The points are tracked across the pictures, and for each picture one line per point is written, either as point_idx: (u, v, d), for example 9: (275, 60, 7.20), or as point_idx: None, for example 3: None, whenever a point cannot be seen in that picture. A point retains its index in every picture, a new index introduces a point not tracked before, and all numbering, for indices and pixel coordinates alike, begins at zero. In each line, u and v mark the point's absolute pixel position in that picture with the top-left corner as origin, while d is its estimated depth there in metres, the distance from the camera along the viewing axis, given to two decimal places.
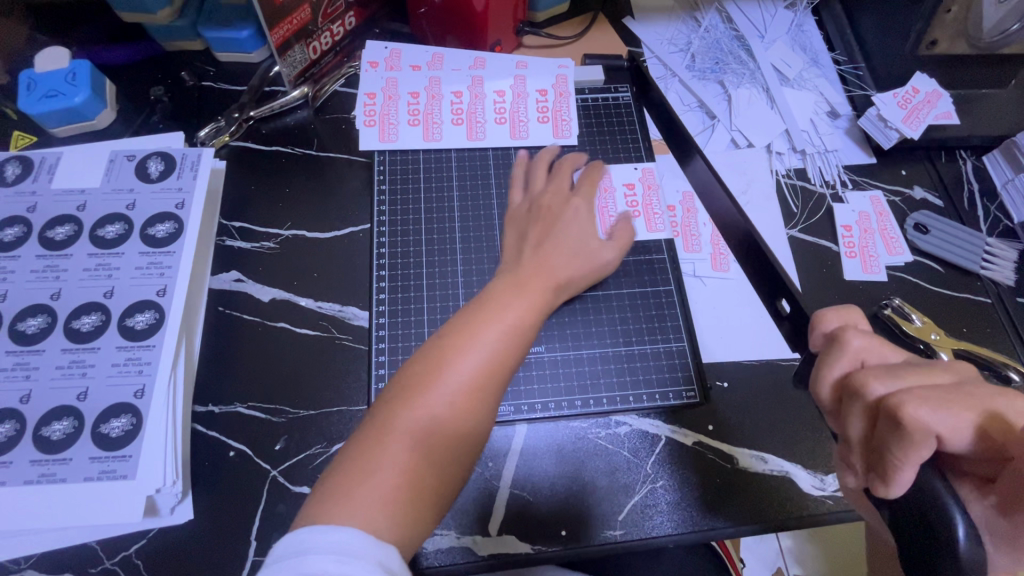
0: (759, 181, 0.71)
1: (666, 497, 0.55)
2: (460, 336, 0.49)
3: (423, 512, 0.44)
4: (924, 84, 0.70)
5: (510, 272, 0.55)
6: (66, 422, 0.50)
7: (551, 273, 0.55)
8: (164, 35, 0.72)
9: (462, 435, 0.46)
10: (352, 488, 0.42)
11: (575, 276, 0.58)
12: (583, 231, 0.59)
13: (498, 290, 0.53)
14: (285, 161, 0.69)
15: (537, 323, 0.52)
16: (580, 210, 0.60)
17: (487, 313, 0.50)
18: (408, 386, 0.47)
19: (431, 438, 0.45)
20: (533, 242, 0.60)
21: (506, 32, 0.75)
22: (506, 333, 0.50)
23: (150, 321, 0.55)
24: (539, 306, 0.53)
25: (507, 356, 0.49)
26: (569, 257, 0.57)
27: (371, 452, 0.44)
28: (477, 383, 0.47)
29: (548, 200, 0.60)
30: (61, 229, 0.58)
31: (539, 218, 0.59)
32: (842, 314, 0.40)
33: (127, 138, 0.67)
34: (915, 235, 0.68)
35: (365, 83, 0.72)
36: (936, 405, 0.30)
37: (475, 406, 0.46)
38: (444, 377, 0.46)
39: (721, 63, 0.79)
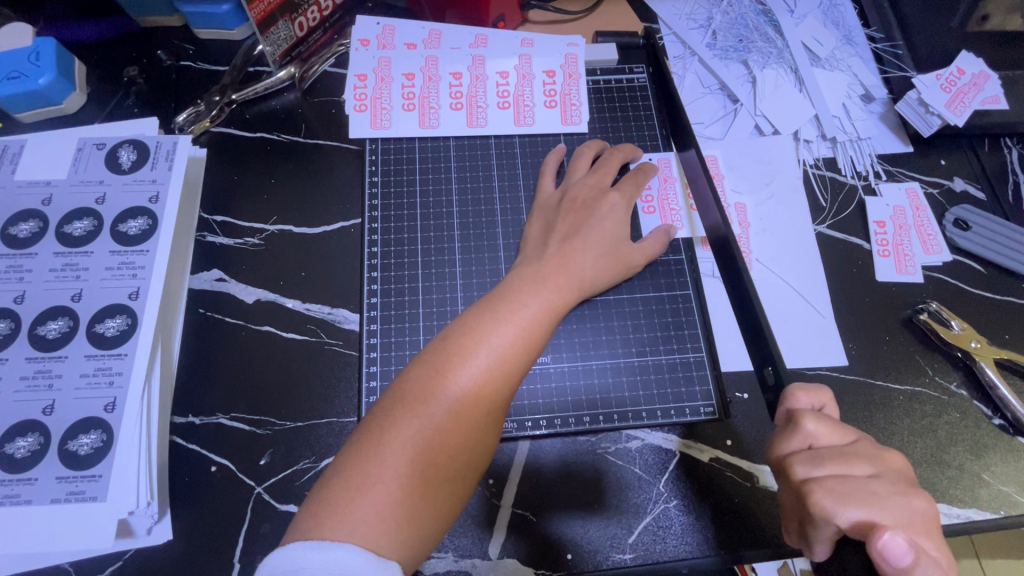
0: (785, 171, 0.65)
1: (681, 518, 0.51)
2: (468, 335, 0.45)
3: (424, 528, 0.39)
4: (971, 63, 0.63)
5: (527, 271, 0.51)
6: (31, 439, 0.46)
7: (575, 275, 0.52)
8: (138, 9, 0.66)
9: (468, 443, 0.42)
10: (347, 504, 0.38)
11: (601, 277, 0.54)
12: (619, 228, 0.56)
13: (511, 288, 0.49)
14: (270, 150, 0.64)
15: (553, 324, 0.49)
16: (616, 206, 0.57)
17: (497, 309, 0.47)
18: (410, 387, 0.43)
19: (435, 444, 0.41)
20: (539, 239, 0.55)
21: (511, 7, 0.69)
22: (519, 331, 0.46)
23: (122, 326, 0.50)
24: (557, 306, 0.49)
25: (520, 357, 0.45)
26: (597, 257, 0.54)
27: (372, 461, 0.39)
28: (485, 384, 0.43)
29: (583, 192, 0.57)
30: (25, 225, 0.53)
31: (574, 210, 0.56)
32: (813, 393, 0.41)
33: (98, 124, 0.61)
34: (953, 232, 0.62)
35: (356, 63, 0.66)
36: (843, 499, 0.35)
37: (485, 411, 0.43)
38: (451, 379, 0.43)
39: (745, 41, 0.72)
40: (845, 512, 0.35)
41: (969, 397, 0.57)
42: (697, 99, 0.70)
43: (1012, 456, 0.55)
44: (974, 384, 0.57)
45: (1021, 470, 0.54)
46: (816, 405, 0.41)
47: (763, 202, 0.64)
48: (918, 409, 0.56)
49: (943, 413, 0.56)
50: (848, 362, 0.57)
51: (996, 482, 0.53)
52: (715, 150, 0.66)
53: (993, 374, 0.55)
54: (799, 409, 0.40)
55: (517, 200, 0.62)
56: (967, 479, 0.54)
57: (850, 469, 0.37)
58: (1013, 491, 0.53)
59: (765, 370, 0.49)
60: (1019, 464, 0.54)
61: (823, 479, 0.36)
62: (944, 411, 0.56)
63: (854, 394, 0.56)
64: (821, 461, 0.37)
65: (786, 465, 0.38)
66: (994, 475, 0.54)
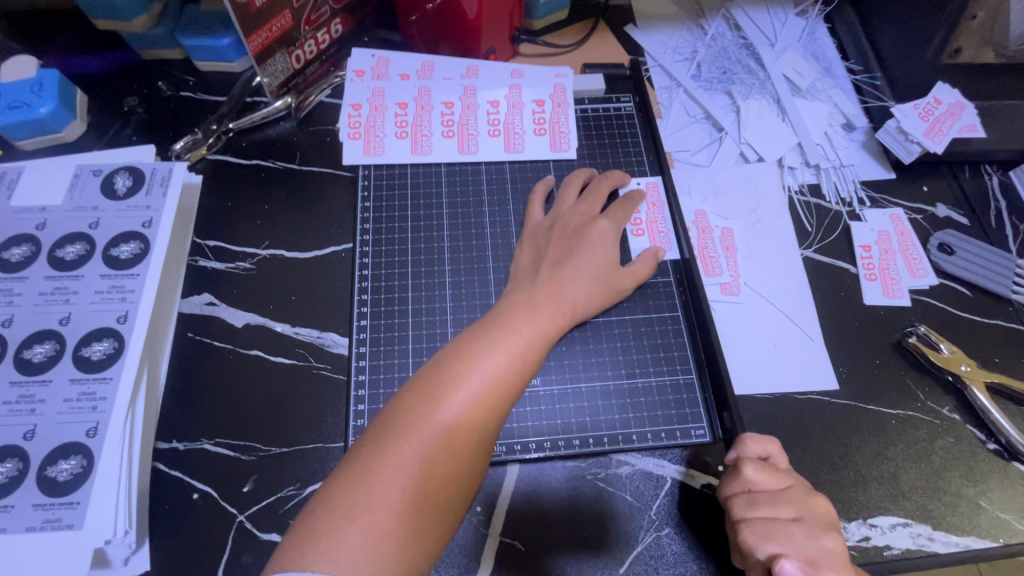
0: (770, 197, 0.67)
1: (673, 547, 0.50)
2: (462, 360, 0.45)
3: (413, 559, 0.39)
4: (947, 93, 0.65)
5: (520, 296, 0.52)
6: (10, 465, 0.45)
7: (565, 300, 0.52)
8: (143, 43, 0.69)
9: (459, 471, 0.42)
10: (334, 533, 0.37)
11: (591, 302, 0.54)
12: (608, 253, 0.56)
13: (505, 313, 0.49)
14: (265, 176, 0.65)
15: (545, 349, 0.49)
16: (605, 231, 0.57)
17: (490, 334, 0.47)
18: (402, 413, 0.42)
19: (427, 473, 0.40)
20: (529, 264, 0.56)
21: (502, 40, 0.71)
22: (512, 358, 0.46)
23: (108, 350, 0.50)
24: (549, 331, 0.49)
25: (513, 383, 0.45)
26: (586, 282, 0.54)
27: (360, 489, 0.39)
28: (478, 410, 0.43)
29: (573, 220, 0.58)
30: (17, 250, 0.54)
31: (563, 237, 0.57)
32: (761, 443, 0.48)
33: (96, 151, 0.63)
34: (939, 256, 0.63)
35: (351, 92, 0.68)
36: (761, 537, 0.43)
37: (477, 438, 0.43)
38: (444, 405, 0.42)
39: (728, 73, 0.74)
40: (764, 547, 0.43)
41: (962, 421, 0.56)
42: (683, 128, 0.71)
43: (1009, 482, 0.54)
44: (966, 408, 0.56)
45: (1018, 496, 0.53)
46: (764, 454, 0.48)
47: (749, 227, 0.65)
48: (911, 434, 0.55)
49: (937, 438, 0.55)
50: (838, 387, 0.57)
51: (994, 509, 0.53)
52: (701, 177, 0.67)
53: (985, 398, 0.55)
54: (746, 455, 0.47)
55: (508, 225, 0.63)
56: (964, 505, 0.53)
57: (778, 512, 0.44)
58: (1011, 518, 0.52)
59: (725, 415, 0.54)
60: (1016, 490, 0.53)
61: (751, 521, 0.44)
62: (938, 435, 0.55)
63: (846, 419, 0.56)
64: (752, 505, 0.45)
65: (726, 505, 0.46)
66: (991, 501, 0.53)
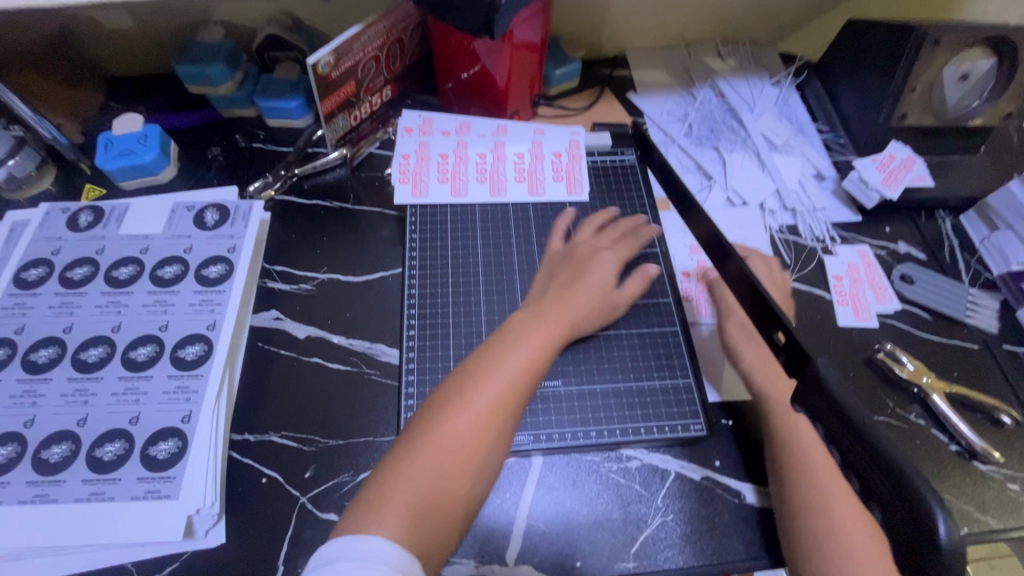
0: (754, 235, 0.78)
1: (677, 530, 0.57)
2: (485, 366, 0.53)
3: (444, 531, 0.47)
4: (900, 150, 0.78)
5: (533, 310, 0.61)
6: (118, 444, 0.54)
7: (569, 316, 0.61)
8: (224, 104, 0.83)
9: (482, 459, 0.50)
10: (379, 510, 0.45)
11: (590, 320, 0.64)
12: (606, 279, 0.66)
13: (519, 326, 0.58)
14: (324, 214, 0.77)
15: (550, 358, 0.57)
16: (607, 266, 0.67)
17: (507, 345, 0.56)
18: (436, 414, 0.51)
19: (456, 466, 0.48)
20: (542, 285, 0.66)
21: (524, 104, 0.85)
22: (524, 365, 0.54)
23: (200, 352, 0.60)
24: (555, 341, 0.58)
25: (526, 385, 0.54)
26: (588, 300, 0.64)
27: (400, 473, 0.47)
28: (499, 410, 0.51)
29: (584, 248, 0.69)
30: (124, 269, 0.65)
31: (571, 263, 0.67)
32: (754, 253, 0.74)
33: (186, 191, 0.75)
34: (901, 286, 0.74)
35: (401, 145, 0.80)
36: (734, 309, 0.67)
37: (495, 432, 0.51)
38: (470, 406, 0.51)
39: (716, 132, 0.87)
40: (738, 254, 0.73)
41: (927, 426, 0.64)
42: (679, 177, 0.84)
43: (972, 479, 0.61)
44: (930, 414, 0.65)
45: (979, 491, 0.61)
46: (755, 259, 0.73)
47: None
48: None
49: (906, 440, 0.63)
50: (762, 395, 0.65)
51: (958, 502, 0.60)
52: None
53: (944, 405, 0.64)
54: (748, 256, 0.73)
55: (531, 255, 0.74)
56: None
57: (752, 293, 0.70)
58: (974, 510, 0.60)
59: (775, 334, 0.46)
60: (977, 486, 0.61)
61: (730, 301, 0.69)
62: (907, 437, 0.64)
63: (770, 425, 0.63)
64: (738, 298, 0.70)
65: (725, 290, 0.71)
66: (955, 495, 0.60)
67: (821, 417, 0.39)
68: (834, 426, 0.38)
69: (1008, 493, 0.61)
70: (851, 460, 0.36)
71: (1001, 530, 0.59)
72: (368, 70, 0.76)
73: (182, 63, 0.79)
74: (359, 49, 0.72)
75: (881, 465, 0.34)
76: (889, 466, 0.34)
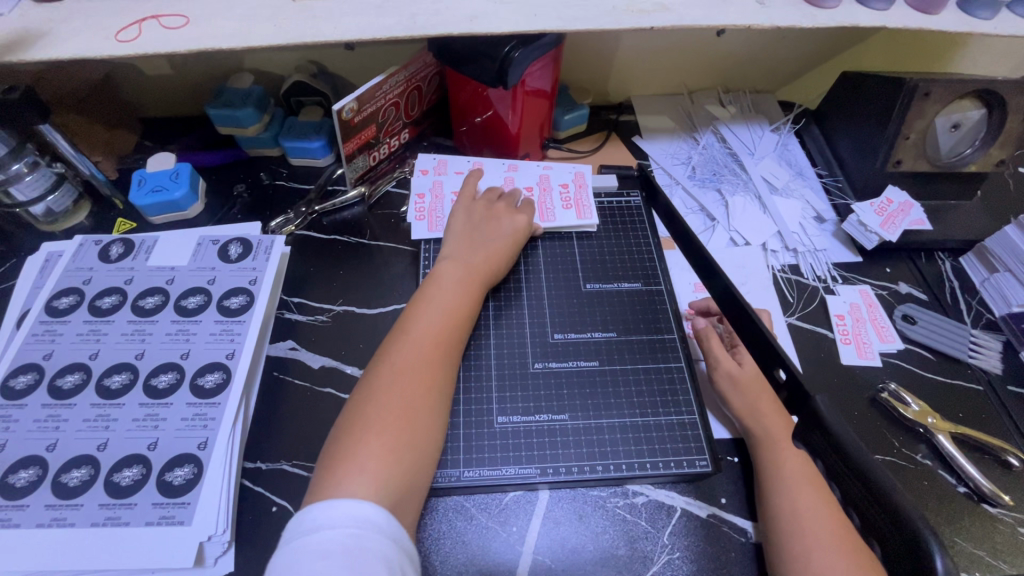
0: (757, 273, 0.80)
1: (684, 568, 0.57)
2: (409, 325, 0.61)
3: (410, 470, 0.52)
4: (896, 194, 0.81)
5: (450, 268, 0.69)
6: (136, 469, 0.56)
7: (492, 264, 0.72)
8: (251, 144, 0.88)
9: (429, 400, 0.56)
10: (344, 465, 0.50)
11: (507, 257, 0.74)
12: (520, 230, 0.76)
13: (439, 284, 0.67)
14: (341, 249, 0.80)
15: (479, 295, 0.68)
16: (521, 222, 0.77)
17: (432, 290, 0.66)
18: (384, 356, 0.59)
19: (415, 392, 0.56)
20: (462, 233, 0.74)
21: (534, 146, 0.90)
22: (453, 301, 0.65)
23: (218, 380, 0.62)
24: (482, 280, 0.70)
25: (458, 317, 0.64)
26: (502, 251, 0.73)
27: (359, 430, 0.52)
28: (437, 340, 0.61)
29: (493, 209, 0.78)
30: (150, 299, 0.68)
31: (489, 217, 0.77)
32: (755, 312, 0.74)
33: (211, 226, 0.79)
34: (903, 325, 0.75)
35: (417, 186, 0.84)
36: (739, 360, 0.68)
37: (433, 374, 0.58)
38: (404, 356, 0.58)
39: (718, 175, 0.91)
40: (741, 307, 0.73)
41: (934, 467, 0.64)
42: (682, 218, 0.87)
43: (983, 523, 0.61)
44: (937, 455, 0.65)
45: (991, 535, 0.60)
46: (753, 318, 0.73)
47: None
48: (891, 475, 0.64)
49: (913, 481, 0.63)
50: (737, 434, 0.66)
51: (970, 546, 0.59)
52: None
53: (950, 445, 0.64)
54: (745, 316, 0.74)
55: (540, 289, 0.76)
56: (945, 542, 0.59)
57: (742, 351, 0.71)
58: (986, 555, 0.59)
59: (776, 371, 0.48)
60: (988, 529, 0.60)
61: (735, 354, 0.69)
62: (914, 478, 0.64)
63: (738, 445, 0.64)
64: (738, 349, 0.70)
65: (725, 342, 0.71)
66: (966, 539, 0.60)
67: (820, 451, 0.40)
68: (833, 461, 0.39)
69: (1019, 537, 0.60)
70: (851, 496, 0.37)
71: None
72: (388, 115, 0.80)
73: (215, 106, 0.84)
74: (381, 97, 0.77)
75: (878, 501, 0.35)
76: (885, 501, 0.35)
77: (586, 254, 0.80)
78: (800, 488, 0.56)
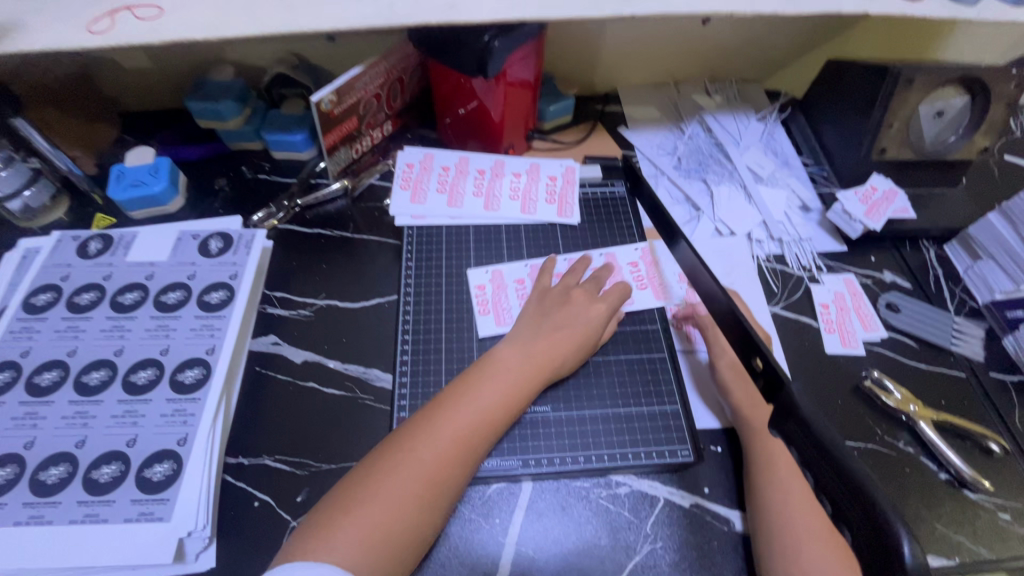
0: (742, 264, 0.80)
1: (666, 558, 0.57)
2: (453, 401, 0.57)
3: (397, 556, 0.48)
4: (882, 182, 0.81)
5: (510, 348, 0.64)
6: (114, 466, 0.55)
7: (555, 354, 0.64)
8: (232, 137, 0.87)
9: (442, 484, 0.52)
10: (333, 530, 0.48)
11: (573, 358, 0.65)
12: (594, 329, 0.67)
13: (495, 363, 0.62)
14: (324, 242, 0.80)
15: (526, 397, 0.61)
16: (598, 321, 0.67)
17: (479, 381, 0.60)
18: (402, 437, 0.54)
19: (418, 483, 0.51)
20: (533, 319, 0.67)
21: (519, 137, 0.89)
22: (495, 401, 0.58)
23: (198, 376, 0.61)
24: (532, 383, 0.61)
25: (493, 420, 0.57)
26: (573, 341, 0.65)
27: (362, 495, 0.50)
28: (464, 439, 0.55)
29: (578, 293, 0.69)
30: (129, 295, 0.67)
31: (563, 305, 0.68)
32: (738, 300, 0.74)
33: (192, 221, 0.78)
34: (887, 313, 0.75)
35: (407, 154, 0.85)
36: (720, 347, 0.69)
37: (461, 458, 0.54)
38: (435, 434, 0.54)
39: (704, 165, 0.90)
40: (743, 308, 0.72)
41: (916, 454, 0.65)
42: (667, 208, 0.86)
43: (963, 509, 0.61)
44: (919, 443, 0.65)
45: (970, 520, 0.61)
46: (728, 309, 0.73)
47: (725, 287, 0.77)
48: (871, 462, 0.64)
49: (895, 468, 0.64)
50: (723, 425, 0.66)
51: (949, 531, 0.60)
52: None
53: (932, 432, 0.64)
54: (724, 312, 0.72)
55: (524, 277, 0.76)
56: (925, 528, 0.60)
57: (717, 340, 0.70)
58: (965, 540, 0.59)
59: (753, 361, 0.47)
60: (968, 515, 0.61)
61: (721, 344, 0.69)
62: (895, 465, 0.64)
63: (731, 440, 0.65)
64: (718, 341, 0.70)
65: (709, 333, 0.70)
66: (946, 524, 0.60)
67: (795, 440, 0.40)
68: (807, 449, 0.39)
69: (999, 522, 0.61)
70: (823, 483, 0.37)
71: (994, 560, 0.59)
72: (369, 108, 0.80)
73: (194, 99, 0.83)
74: (361, 88, 0.76)
75: (849, 487, 0.35)
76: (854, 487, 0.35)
77: (570, 244, 0.80)
78: (780, 479, 0.57)
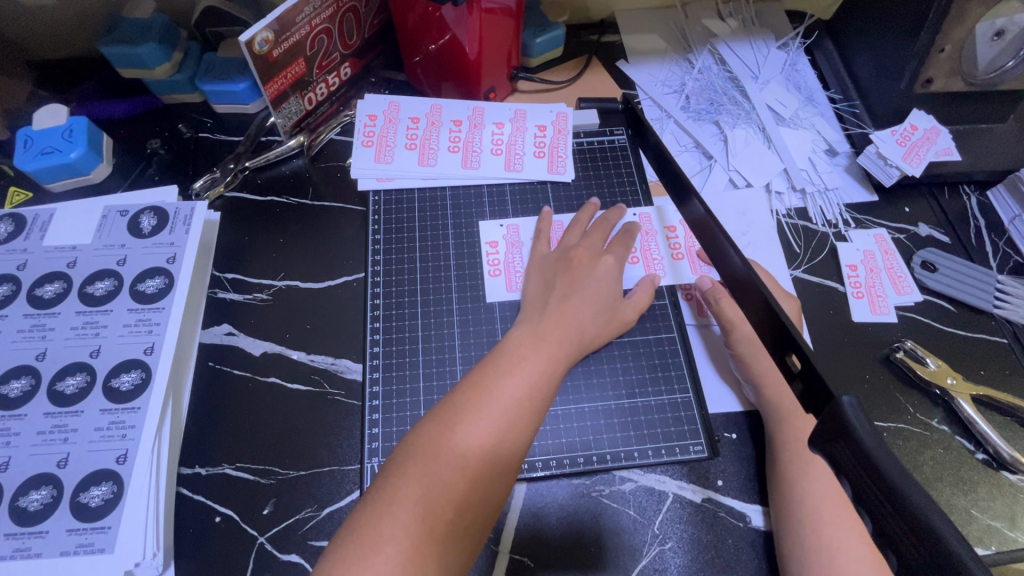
0: (760, 221, 0.70)
1: (677, 560, 0.52)
2: (474, 392, 0.47)
3: None
4: (922, 120, 0.69)
5: (527, 327, 0.54)
6: (45, 492, 0.49)
7: (577, 330, 0.55)
8: (163, 89, 0.73)
9: (477, 494, 0.43)
10: (356, 567, 0.38)
11: (598, 332, 0.57)
12: (612, 291, 0.59)
13: (514, 343, 0.52)
14: (279, 212, 0.69)
15: (555, 380, 0.51)
16: (614, 285, 0.60)
17: (498, 370, 0.49)
18: (415, 455, 0.43)
19: (449, 498, 0.41)
20: (538, 296, 0.58)
21: (501, 78, 0.75)
22: (521, 392, 0.48)
23: (136, 381, 0.54)
24: (557, 364, 0.52)
25: (527, 414, 0.47)
26: (595, 314, 0.57)
27: (383, 521, 0.40)
28: (493, 446, 0.44)
29: (580, 253, 0.61)
30: (49, 287, 0.57)
31: (569, 270, 0.59)
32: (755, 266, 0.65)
33: (121, 193, 0.67)
34: (922, 273, 0.66)
35: (368, 105, 0.73)
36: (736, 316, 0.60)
37: (495, 461, 0.44)
38: (460, 434, 0.44)
39: (716, 104, 0.78)
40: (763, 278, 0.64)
41: (952, 433, 0.58)
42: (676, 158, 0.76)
43: (1000, 492, 0.56)
44: (955, 420, 0.59)
45: (1007, 504, 0.55)
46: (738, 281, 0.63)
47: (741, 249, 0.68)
48: (902, 444, 0.57)
49: (927, 449, 0.57)
50: (743, 409, 0.59)
51: (985, 517, 0.55)
52: None
53: (971, 409, 0.57)
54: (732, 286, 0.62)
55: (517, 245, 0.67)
56: (958, 515, 0.55)
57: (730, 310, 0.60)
58: (1002, 526, 0.54)
59: (789, 358, 0.39)
60: (1005, 498, 0.55)
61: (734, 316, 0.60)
62: (928, 446, 0.58)
63: (749, 428, 0.58)
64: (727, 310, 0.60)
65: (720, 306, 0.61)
66: (981, 510, 0.55)
67: (846, 470, 0.31)
68: (868, 488, 0.30)
69: None
70: (884, 528, 0.29)
71: None
72: (319, 46, 0.66)
73: (107, 43, 0.69)
74: (305, 22, 0.63)
75: (926, 544, 0.27)
76: (941, 557, 0.27)
77: (562, 205, 0.70)
78: (805, 474, 0.51)
